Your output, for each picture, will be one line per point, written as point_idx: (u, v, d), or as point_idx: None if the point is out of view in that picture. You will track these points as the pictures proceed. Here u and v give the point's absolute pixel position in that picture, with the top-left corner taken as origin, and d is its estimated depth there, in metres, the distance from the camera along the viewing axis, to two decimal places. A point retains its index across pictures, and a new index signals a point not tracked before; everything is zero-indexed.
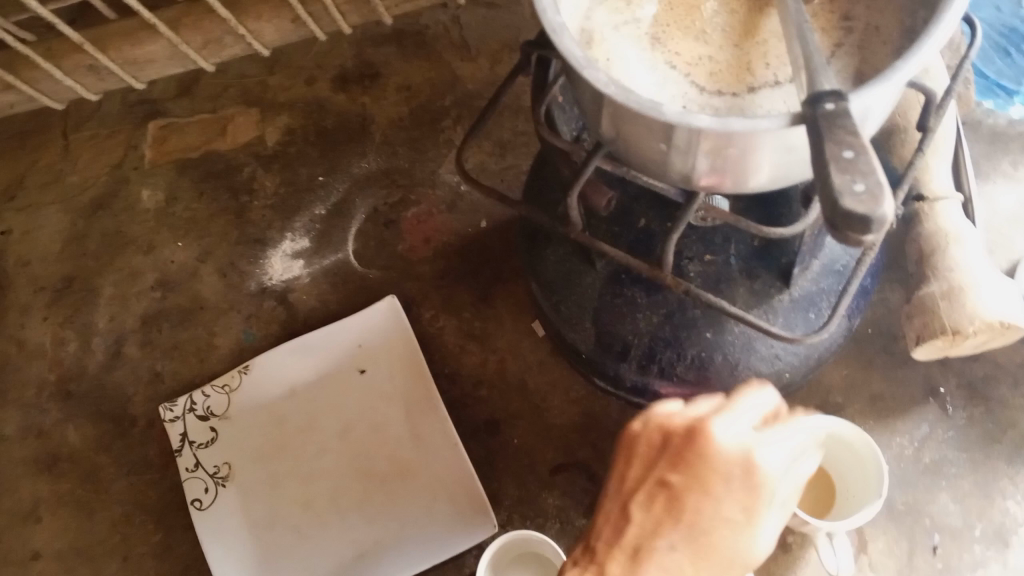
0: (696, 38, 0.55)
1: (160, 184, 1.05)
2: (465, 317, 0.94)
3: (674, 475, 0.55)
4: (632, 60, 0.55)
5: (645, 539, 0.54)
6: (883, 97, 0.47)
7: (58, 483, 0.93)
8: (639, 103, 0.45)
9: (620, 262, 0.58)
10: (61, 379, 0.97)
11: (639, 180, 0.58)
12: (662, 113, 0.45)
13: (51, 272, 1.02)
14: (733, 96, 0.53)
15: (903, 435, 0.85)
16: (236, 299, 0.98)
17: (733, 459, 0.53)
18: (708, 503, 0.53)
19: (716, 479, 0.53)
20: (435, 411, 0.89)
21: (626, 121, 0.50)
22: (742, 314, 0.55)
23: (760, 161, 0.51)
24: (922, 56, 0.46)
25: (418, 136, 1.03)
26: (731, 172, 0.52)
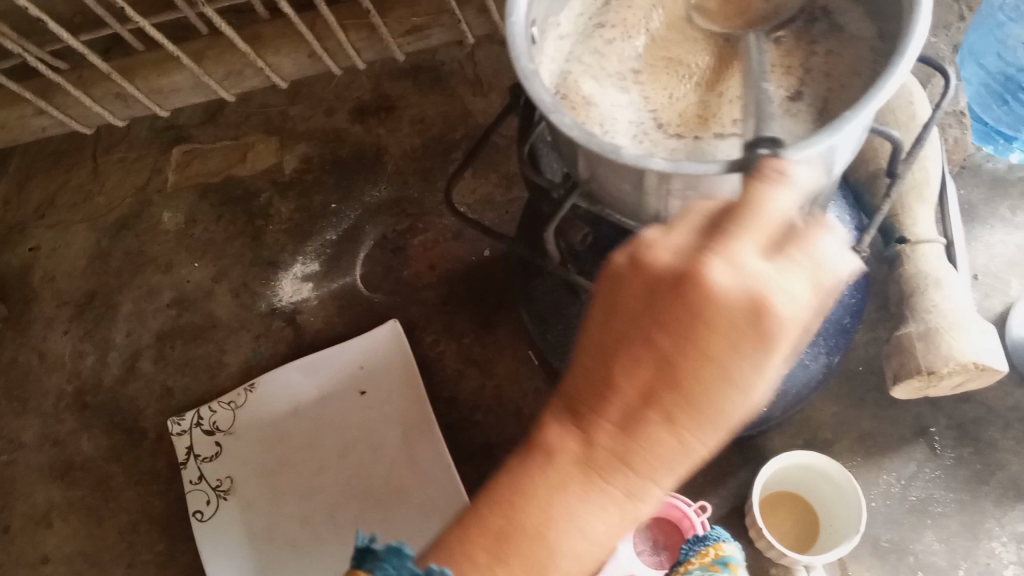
0: (668, 85, 0.58)
1: (181, 207, 1.09)
2: (465, 342, 0.97)
3: (658, 328, 0.37)
4: (602, 102, 0.57)
5: (630, 422, 0.38)
6: (848, 139, 0.48)
7: (71, 489, 0.97)
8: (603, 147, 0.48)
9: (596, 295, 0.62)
10: (79, 390, 1.01)
11: (614, 220, 0.61)
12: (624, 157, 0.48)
13: (75, 287, 1.07)
14: (701, 141, 0.55)
15: (890, 473, 0.85)
16: (247, 319, 1.02)
17: (709, 298, 0.36)
18: (713, 353, 0.36)
19: (721, 321, 0.36)
20: (431, 434, 0.91)
21: (597, 165, 0.52)
22: None
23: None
24: (877, 102, 0.46)
25: (429, 166, 1.06)
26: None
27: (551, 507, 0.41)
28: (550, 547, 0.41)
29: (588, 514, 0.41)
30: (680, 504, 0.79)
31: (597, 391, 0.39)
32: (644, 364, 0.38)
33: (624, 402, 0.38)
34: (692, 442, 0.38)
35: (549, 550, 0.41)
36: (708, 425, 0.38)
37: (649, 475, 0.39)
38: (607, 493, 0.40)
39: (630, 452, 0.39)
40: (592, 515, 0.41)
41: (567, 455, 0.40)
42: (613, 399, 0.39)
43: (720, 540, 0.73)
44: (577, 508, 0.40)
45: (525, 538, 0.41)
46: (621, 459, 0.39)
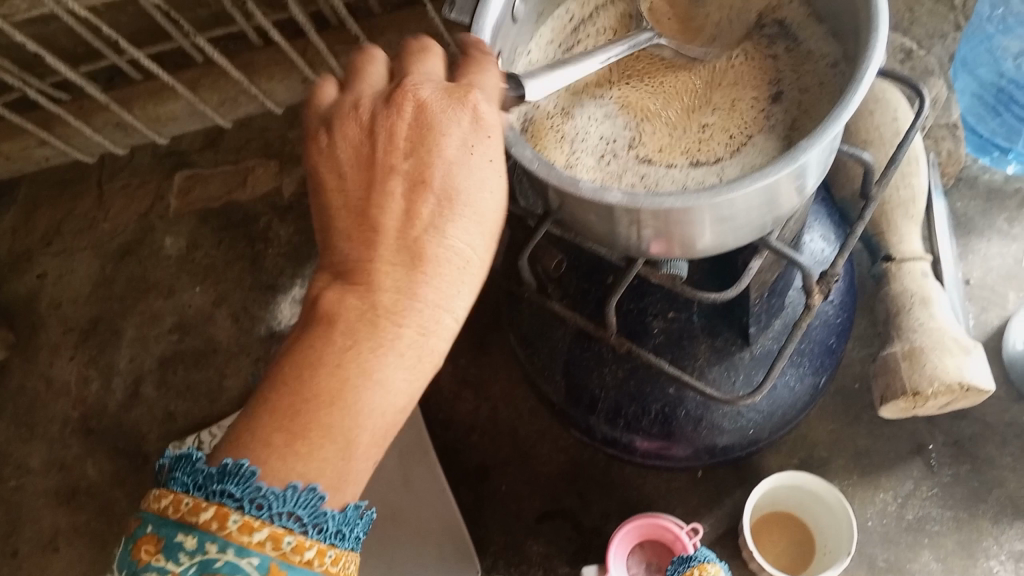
0: (639, 108, 0.58)
1: (182, 232, 1.11)
2: (461, 363, 0.97)
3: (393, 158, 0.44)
4: (579, 128, 0.57)
5: (401, 245, 0.43)
6: (815, 157, 0.48)
7: (76, 514, 0.98)
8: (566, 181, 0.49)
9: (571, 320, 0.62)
10: (84, 415, 1.03)
11: (589, 247, 0.61)
12: (585, 190, 0.49)
13: (80, 313, 1.09)
14: (672, 167, 0.55)
15: (887, 491, 0.84)
16: (247, 343, 1.03)
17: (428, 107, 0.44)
18: (441, 152, 0.44)
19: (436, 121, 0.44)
20: (426, 457, 0.92)
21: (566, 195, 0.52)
22: (682, 375, 0.59)
23: (693, 235, 0.52)
24: (836, 125, 0.47)
25: None
26: (671, 244, 0.54)
27: (351, 376, 0.42)
28: (355, 405, 0.42)
29: (382, 367, 0.42)
30: (671, 527, 0.79)
31: (360, 246, 0.44)
32: (395, 187, 0.44)
33: (382, 242, 0.43)
34: (452, 236, 0.43)
35: (350, 408, 0.41)
36: (462, 214, 0.43)
37: (435, 301, 0.43)
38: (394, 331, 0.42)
39: (410, 281, 0.43)
40: (385, 360, 0.42)
41: (350, 310, 0.43)
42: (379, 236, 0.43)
43: (705, 561, 0.72)
44: (374, 359, 0.42)
45: (326, 404, 0.41)
46: (400, 285, 0.43)
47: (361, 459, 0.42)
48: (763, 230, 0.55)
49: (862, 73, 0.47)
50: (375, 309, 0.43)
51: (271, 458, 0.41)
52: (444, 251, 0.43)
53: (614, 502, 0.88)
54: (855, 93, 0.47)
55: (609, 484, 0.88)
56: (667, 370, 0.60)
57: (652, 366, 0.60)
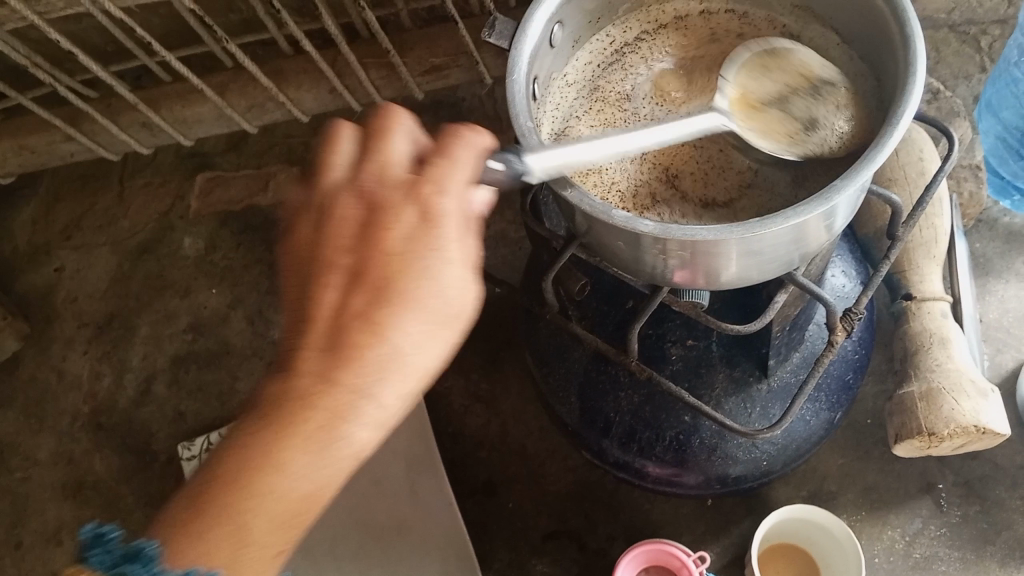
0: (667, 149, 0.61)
1: (202, 233, 1.12)
2: (473, 378, 0.98)
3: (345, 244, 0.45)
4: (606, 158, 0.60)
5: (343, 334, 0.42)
6: (846, 199, 0.49)
7: (82, 508, 0.99)
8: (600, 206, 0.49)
9: (591, 344, 0.62)
10: (94, 411, 1.03)
11: (613, 272, 0.61)
12: (616, 215, 0.49)
13: (95, 308, 1.09)
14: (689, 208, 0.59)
15: (895, 528, 0.84)
16: (261, 346, 1.03)
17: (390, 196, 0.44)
18: (390, 243, 0.43)
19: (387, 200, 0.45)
20: (434, 470, 0.92)
21: (594, 222, 0.52)
22: (700, 405, 0.59)
23: (719, 265, 0.52)
24: (871, 168, 0.47)
25: None
26: (697, 273, 0.54)
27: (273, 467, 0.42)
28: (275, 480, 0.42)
29: (290, 459, 0.42)
30: (678, 554, 0.79)
31: (295, 331, 0.44)
32: (336, 280, 0.44)
33: (315, 328, 0.43)
34: (399, 331, 0.42)
35: (261, 492, 0.42)
36: (403, 307, 0.42)
37: (366, 389, 0.42)
38: (308, 429, 0.42)
39: (334, 370, 0.42)
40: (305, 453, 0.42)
41: (272, 392, 0.43)
42: (312, 327, 0.43)
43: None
44: (291, 449, 0.42)
45: (252, 485, 0.42)
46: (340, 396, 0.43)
47: (256, 546, 0.42)
48: (790, 263, 0.55)
49: (899, 117, 0.47)
50: (300, 399, 0.42)
51: (178, 539, 0.41)
52: (384, 348, 0.42)
53: (621, 526, 0.88)
54: (891, 137, 0.47)
55: (616, 507, 0.88)
56: (685, 398, 0.59)
57: (672, 394, 0.60)
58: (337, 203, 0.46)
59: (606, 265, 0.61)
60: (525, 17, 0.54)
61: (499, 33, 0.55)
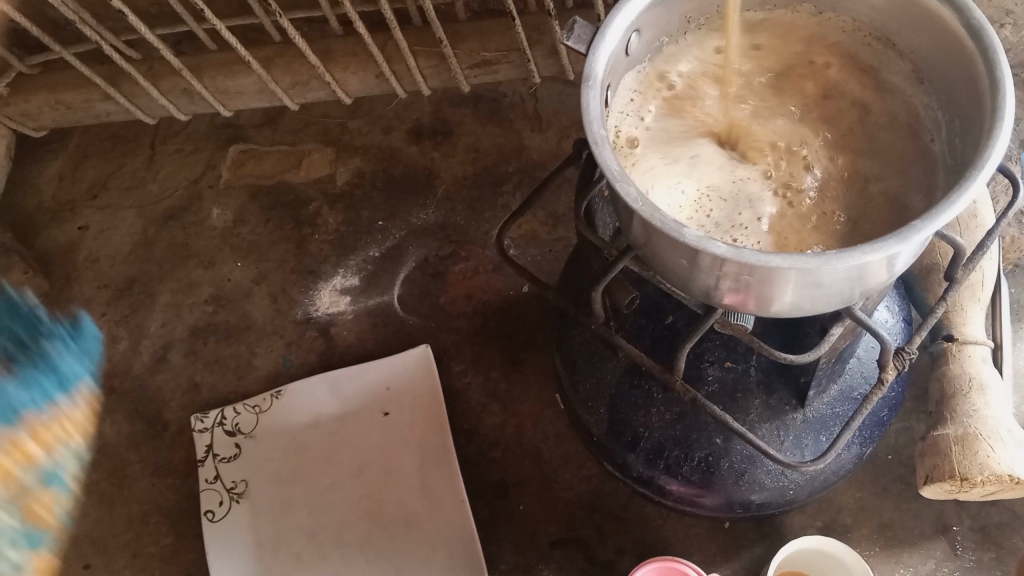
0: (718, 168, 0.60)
1: (230, 205, 1.10)
2: (492, 377, 0.97)
3: None
4: (753, 192, 0.58)
5: None
6: (913, 243, 0.48)
7: (87, 471, 0.97)
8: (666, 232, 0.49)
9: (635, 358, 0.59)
10: (107, 374, 1.02)
11: (664, 287, 0.59)
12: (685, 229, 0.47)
13: (117, 271, 1.08)
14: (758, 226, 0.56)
15: (907, 567, 0.83)
16: (282, 324, 1.02)
17: None
18: None
19: None
20: (448, 465, 0.91)
21: (655, 234, 0.51)
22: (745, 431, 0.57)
23: (777, 292, 0.51)
24: (952, 211, 0.46)
25: (478, 196, 1.07)
26: (752, 297, 0.53)
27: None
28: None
29: None
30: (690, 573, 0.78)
31: None
32: None
33: None
34: None
35: None
36: None
37: None
38: None
39: None
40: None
41: None
42: None
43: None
44: None
45: None
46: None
47: None
48: (849, 297, 0.54)
49: (983, 165, 0.46)
50: None
51: None
52: None
53: (630, 539, 0.87)
54: (974, 185, 0.46)
55: (627, 521, 0.88)
56: (730, 421, 0.58)
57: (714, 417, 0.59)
58: None
59: (658, 279, 0.60)
60: (606, 22, 0.53)
61: (577, 36, 0.54)
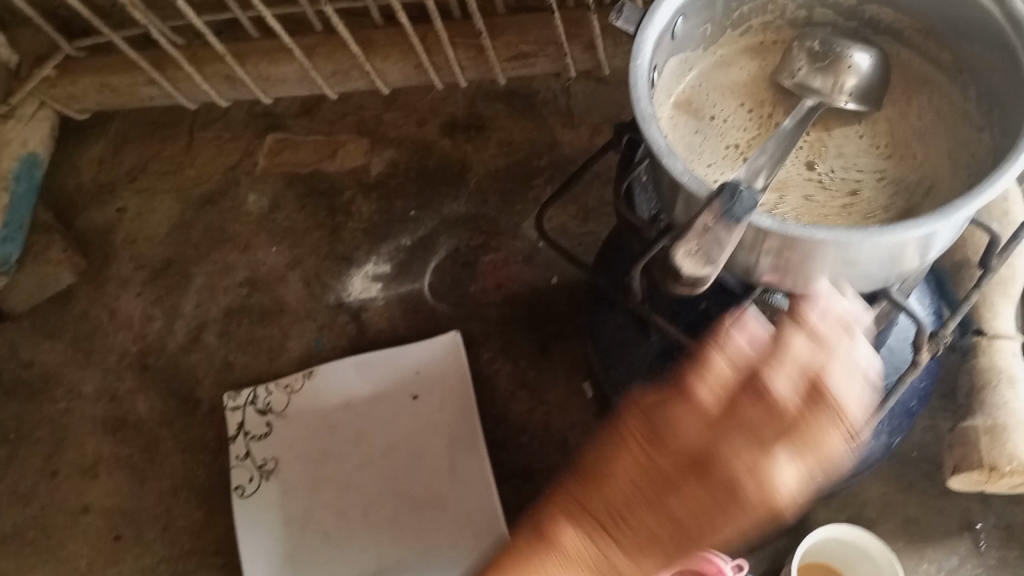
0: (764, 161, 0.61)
1: (267, 191, 1.13)
2: (521, 365, 0.98)
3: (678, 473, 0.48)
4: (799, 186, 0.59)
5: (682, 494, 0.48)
6: (950, 226, 0.50)
7: (120, 445, 0.99)
8: (703, 259, 0.44)
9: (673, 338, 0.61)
10: (143, 352, 1.04)
11: None
12: (729, 214, 0.44)
13: (154, 252, 1.10)
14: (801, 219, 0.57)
15: (930, 562, 0.84)
16: (315, 309, 1.04)
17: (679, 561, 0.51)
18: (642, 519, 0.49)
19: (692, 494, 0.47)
20: (475, 449, 0.92)
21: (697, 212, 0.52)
22: None
23: (809, 277, 0.53)
24: (991, 189, 0.48)
25: (510, 189, 1.08)
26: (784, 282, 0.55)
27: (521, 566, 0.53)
28: None
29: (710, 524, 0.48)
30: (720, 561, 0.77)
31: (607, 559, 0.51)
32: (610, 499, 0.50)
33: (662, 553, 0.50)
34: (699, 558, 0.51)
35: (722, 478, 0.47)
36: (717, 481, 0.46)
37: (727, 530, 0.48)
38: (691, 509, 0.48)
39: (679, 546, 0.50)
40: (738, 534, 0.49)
41: (631, 446, 0.50)
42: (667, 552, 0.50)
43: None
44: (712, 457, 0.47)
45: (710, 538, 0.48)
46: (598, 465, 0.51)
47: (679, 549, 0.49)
48: (876, 284, 0.56)
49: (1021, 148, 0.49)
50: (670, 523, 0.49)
51: None
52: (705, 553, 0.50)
53: None
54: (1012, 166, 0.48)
55: None
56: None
57: None
58: (660, 433, 0.49)
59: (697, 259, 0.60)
60: (650, 9, 0.54)
61: (626, 18, 0.57)
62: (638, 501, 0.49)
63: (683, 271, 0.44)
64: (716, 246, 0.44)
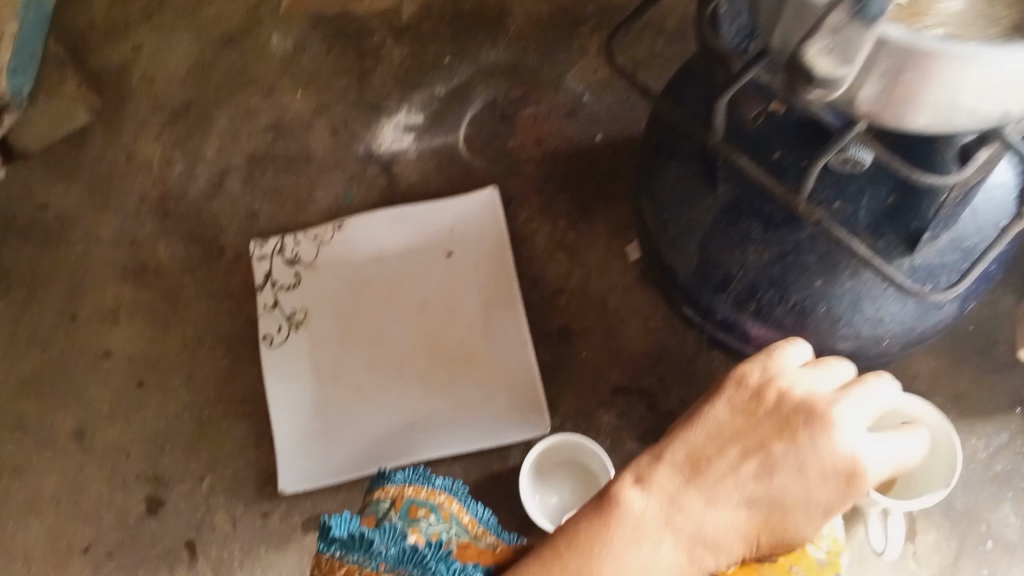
0: None
1: (292, 31, 1.05)
2: (559, 225, 0.94)
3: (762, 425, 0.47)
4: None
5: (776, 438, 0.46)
6: None
7: (141, 292, 0.96)
8: (838, 59, 0.40)
9: (753, 179, 0.55)
10: (163, 197, 0.99)
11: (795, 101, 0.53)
12: (865, 12, 0.38)
13: (173, 93, 1.04)
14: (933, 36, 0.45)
15: (979, 438, 0.82)
16: (343, 159, 0.99)
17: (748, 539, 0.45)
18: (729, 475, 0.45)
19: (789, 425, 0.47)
20: (512, 308, 0.90)
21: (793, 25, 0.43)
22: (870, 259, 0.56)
23: (915, 108, 0.44)
24: None
25: (553, 37, 1.01)
26: (880, 115, 0.45)
27: (601, 562, 0.41)
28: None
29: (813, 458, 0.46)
30: None
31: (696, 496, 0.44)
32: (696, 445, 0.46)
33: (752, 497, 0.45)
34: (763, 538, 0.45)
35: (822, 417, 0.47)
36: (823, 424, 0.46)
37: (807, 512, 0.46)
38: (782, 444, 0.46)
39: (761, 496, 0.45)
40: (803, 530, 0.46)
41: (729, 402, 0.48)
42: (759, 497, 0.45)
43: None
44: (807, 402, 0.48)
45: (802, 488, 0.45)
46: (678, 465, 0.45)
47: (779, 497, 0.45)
48: (983, 127, 0.47)
49: None
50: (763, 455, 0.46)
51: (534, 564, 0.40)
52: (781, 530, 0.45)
53: (694, 393, 0.86)
54: None
55: (692, 374, 0.86)
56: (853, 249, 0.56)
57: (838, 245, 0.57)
58: (750, 396, 0.48)
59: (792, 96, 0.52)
60: None
61: None
62: (744, 501, 0.45)
63: (816, 71, 0.40)
64: (853, 46, 0.39)
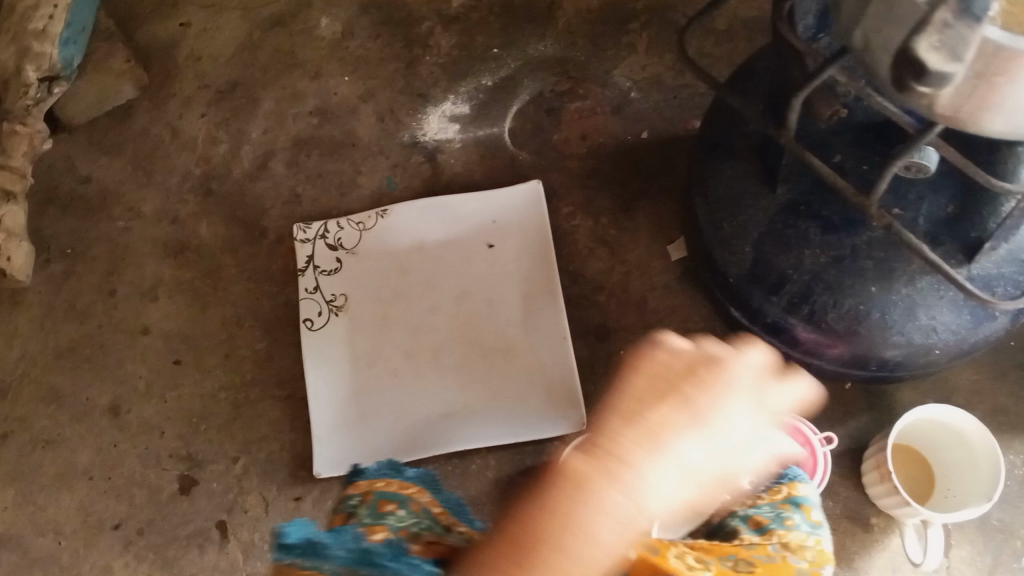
0: None
1: (340, 15, 1.05)
2: (602, 222, 0.93)
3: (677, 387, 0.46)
4: None
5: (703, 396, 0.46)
6: None
7: (181, 270, 0.96)
8: (947, 56, 0.38)
9: (825, 178, 0.56)
10: (206, 176, 1.00)
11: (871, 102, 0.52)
12: (969, 10, 0.39)
13: (219, 73, 1.04)
14: None
15: (1017, 454, 0.81)
16: (387, 145, 0.99)
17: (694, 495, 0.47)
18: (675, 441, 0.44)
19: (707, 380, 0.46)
20: (553, 302, 0.89)
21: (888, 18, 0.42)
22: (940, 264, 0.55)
23: (998, 113, 0.43)
24: None
25: (602, 33, 1.01)
26: (958, 118, 0.44)
27: (565, 548, 0.43)
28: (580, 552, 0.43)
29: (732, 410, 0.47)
30: (806, 430, 0.76)
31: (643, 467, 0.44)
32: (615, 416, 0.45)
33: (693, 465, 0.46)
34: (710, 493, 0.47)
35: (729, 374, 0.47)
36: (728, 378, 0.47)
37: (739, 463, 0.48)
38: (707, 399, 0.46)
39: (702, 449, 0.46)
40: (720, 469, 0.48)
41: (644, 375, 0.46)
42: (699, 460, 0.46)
43: (795, 481, 0.65)
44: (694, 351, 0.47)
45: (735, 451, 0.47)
46: (628, 446, 0.44)
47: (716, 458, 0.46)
48: None
49: None
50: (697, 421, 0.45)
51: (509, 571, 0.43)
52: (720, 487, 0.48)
53: None
54: None
55: None
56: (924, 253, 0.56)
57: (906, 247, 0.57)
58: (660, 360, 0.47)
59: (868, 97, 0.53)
60: None
61: None
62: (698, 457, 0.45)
63: (928, 65, 0.38)
64: (962, 42, 0.38)
